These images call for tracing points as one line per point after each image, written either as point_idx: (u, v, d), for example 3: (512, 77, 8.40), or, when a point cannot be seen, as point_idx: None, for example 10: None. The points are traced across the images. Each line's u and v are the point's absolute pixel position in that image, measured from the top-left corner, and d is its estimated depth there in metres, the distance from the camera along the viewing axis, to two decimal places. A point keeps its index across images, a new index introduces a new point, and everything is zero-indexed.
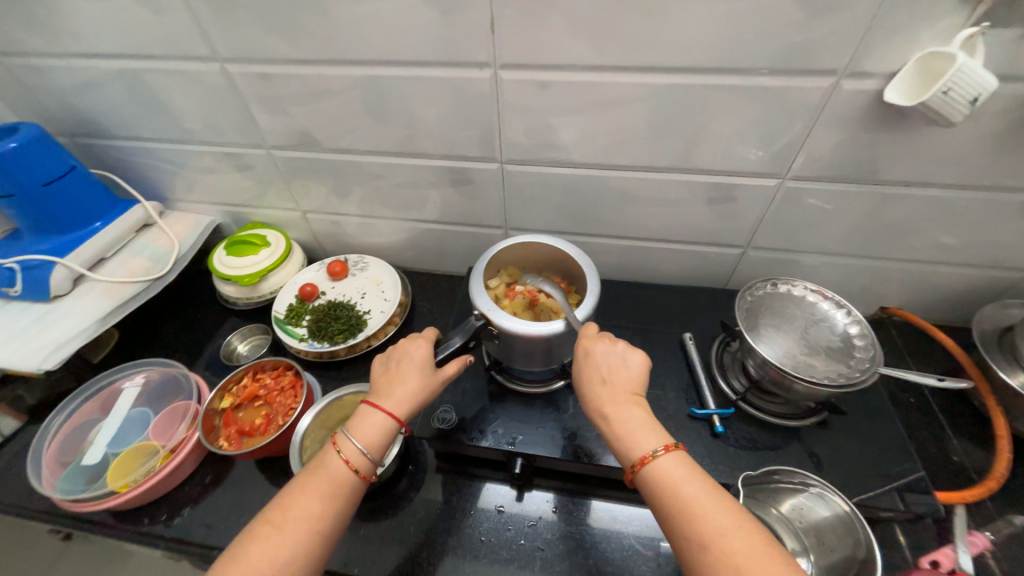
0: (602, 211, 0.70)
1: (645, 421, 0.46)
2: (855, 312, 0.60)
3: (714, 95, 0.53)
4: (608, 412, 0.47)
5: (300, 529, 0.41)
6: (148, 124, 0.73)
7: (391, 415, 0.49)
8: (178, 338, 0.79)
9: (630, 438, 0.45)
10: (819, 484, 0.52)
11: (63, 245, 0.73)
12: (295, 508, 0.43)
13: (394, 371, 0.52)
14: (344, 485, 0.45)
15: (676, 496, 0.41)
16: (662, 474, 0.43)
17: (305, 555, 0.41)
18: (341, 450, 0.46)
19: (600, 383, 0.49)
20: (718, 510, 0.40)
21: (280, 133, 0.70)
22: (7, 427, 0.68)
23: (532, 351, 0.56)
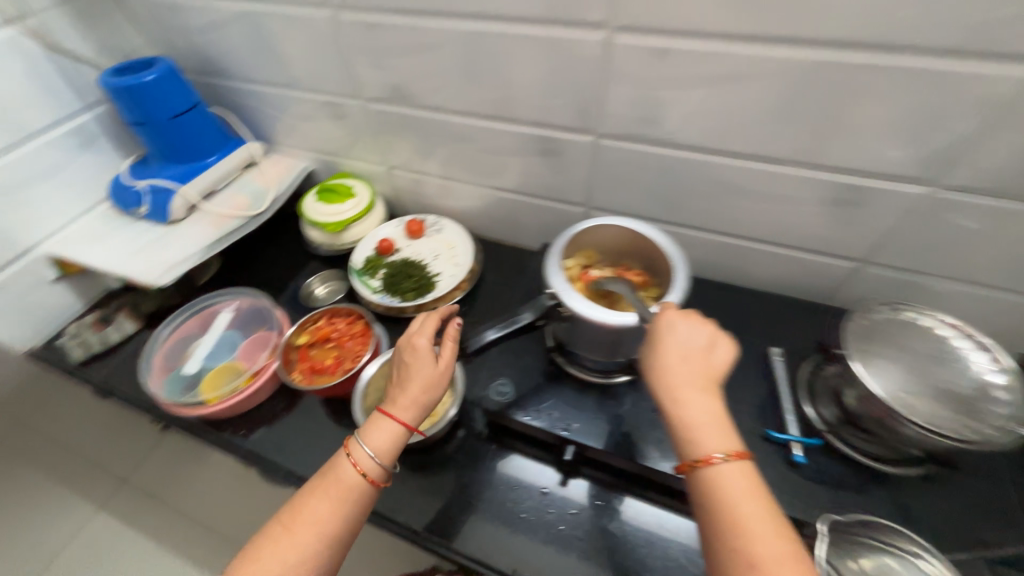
0: (700, 202, 0.64)
1: (716, 417, 0.41)
2: (999, 359, 0.50)
3: (868, 77, 0.45)
4: (683, 393, 0.42)
5: (307, 533, 0.45)
6: (261, 67, 0.77)
7: (399, 421, 0.51)
8: (268, 273, 0.86)
9: (697, 430, 0.40)
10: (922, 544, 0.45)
11: (182, 175, 0.80)
12: (308, 509, 0.47)
13: (401, 369, 0.55)
14: (353, 489, 0.48)
15: (731, 509, 0.38)
16: (720, 482, 0.39)
17: (316, 555, 0.45)
18: (349, 454, 0.49)
19: (681, 360, 0.43)
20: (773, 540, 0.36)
21: (378, 86, 0.70)
22: (127, 329, 0.78)
23: (601, 341, 0.53)
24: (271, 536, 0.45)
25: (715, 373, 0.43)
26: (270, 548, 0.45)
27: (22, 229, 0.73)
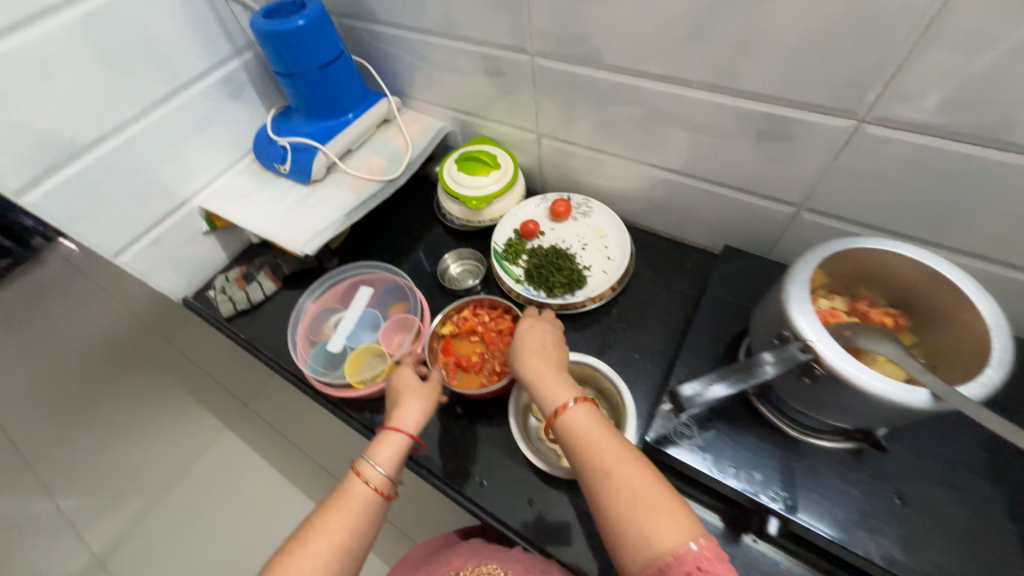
0: (993, 220, 0.46)
1: (646, 486, 0.40)
2: None
3: None
4: (539, 365, 0.50)
5: (319, 549, 0.42)
6: (415, 10, 0.67)
7: (408, 435, 0.51)
8: (399, 244, 0.81)
9: (554, 389, 0.48)
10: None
11: (323, 132, 0.75)
12: (320, 522, 0.44)
13: (396, 391, 0.55)
14: (366, 506, 0.46)
15: (583, 442, 0.44)
16: (574, 422, 0.45)
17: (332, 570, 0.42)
18: (361, 469, 0.48)
19: (604, 431, 0.44)
20: (635, 479, 0.40)
21: (553, 38, 0.58)
22: (268, 289, 0.77)
23: (854, 410, 0.40)
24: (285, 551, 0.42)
25: (557, 359, 0.52)
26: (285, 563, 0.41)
27: (180, 181, 0.73)
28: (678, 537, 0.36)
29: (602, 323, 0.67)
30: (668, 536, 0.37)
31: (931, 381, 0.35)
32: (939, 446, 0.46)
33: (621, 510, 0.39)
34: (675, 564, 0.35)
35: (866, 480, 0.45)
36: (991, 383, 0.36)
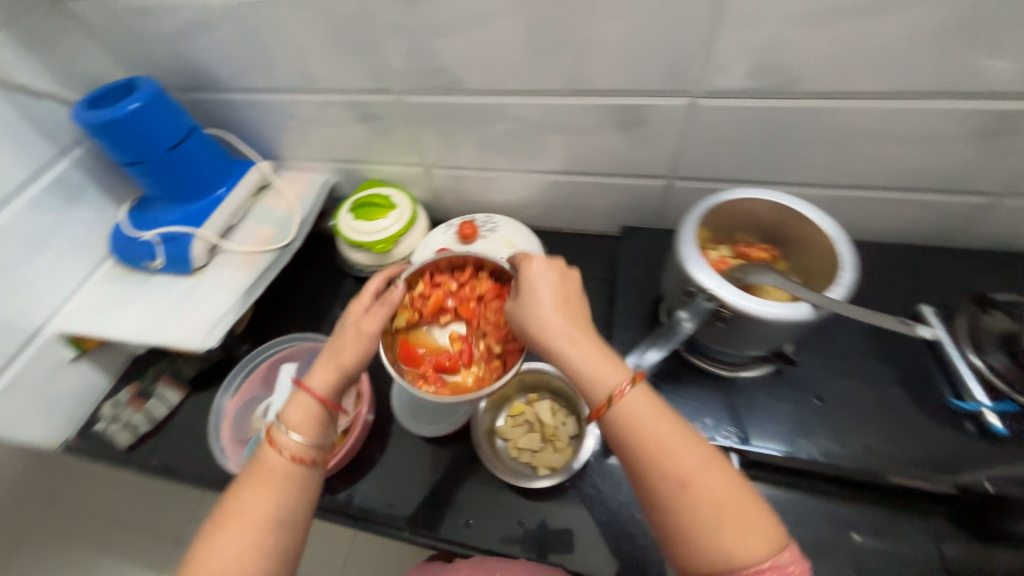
0: (807, 152, 0.56)
1: (723, 493, 0.37)
2: None
3: None
4: (564, 327, 0.43)
5: (240, 526, 0.41)
6: (265, 71, 0.65)
7: (318, 398, 0.46)
8: (313, 309, 0.76)
9: (603, 373, 0.41)
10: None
11: (193, 215, 0.69)
12: (237, 505, 0.42)
13: (332, 341, 0.49)
14: (285, 474, 0.44)
15: (649, 437, 0.39)
16: (633, 410, 0.39)
17: (258, 544, 0.41)
18: (270, 435, 0.45)
19: (671, 429, 0.39)
20: (717, 484, 0.37)
21: (414, 75, 0.60)
22: (173, 399, 0.69)
23: (761, 338, 0.46)
24: (210, 544, 0.40)
25: (569, 305, 0.45)
26: (212, 552, 0.40)
27: (23, 310, 0.62)
28: (763, 548, 0.36)
29: None
30: (755, 553, 0.35)
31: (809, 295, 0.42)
32: (829, 344, 0.55)
33: (706, 519, 0.36)
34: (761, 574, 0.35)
35: (791, 393, 0.52)
36: (850, 283, 0.43)
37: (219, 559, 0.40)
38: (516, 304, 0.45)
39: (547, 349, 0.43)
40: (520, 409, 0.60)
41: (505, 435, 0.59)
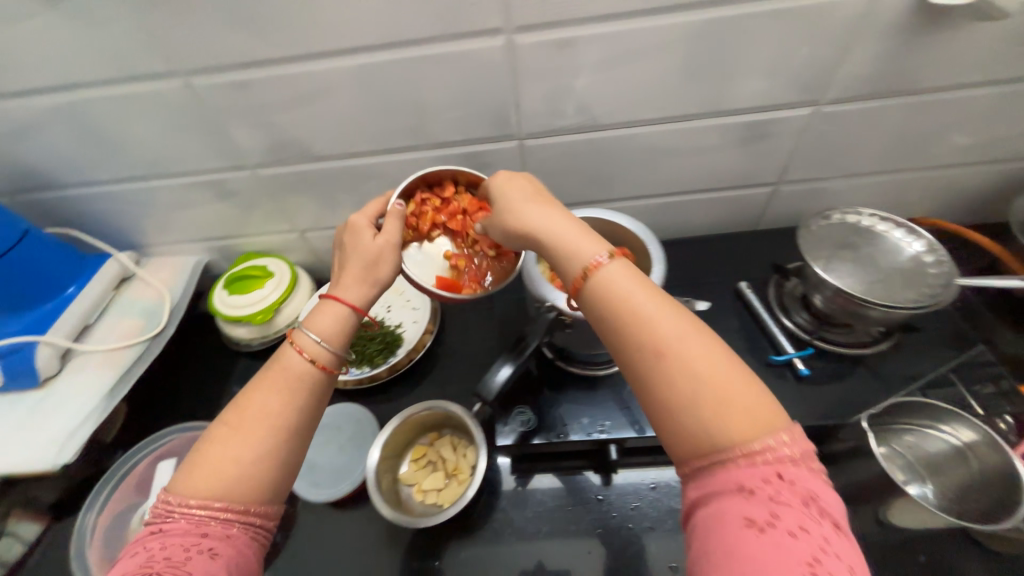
0: (626, 172, 0.66)
1: (716, 367, 0.31)
2: (925, 232, 0.54)
3: (749, 24, 0.50)
4: (527, 208, 0.41)
5: (242, 440, 0.38)
6: (107, 163, 0.64)
7: (342, 302, 0.44)
8: (198, 395, 0.72)
9: (581, 243, 0.37)
10: (960, 419, 0.50)
11: (39, 321, 0.64)
12: (244, 404, 0.39)
13: (358, 261, 0.46)
14: (303, 377, 0.41)
15: (624, 307, 0.34)
16: (608, 278, 0.35)
17: (269, 454, 0.38)
18: (297, 342, 0.42)
19: (659, 296, 0.34)
20: (709, 356, 0.32)
21: (265, 149, 0.62)
22: (31, 531, 0.61)
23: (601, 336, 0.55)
24: (215, 438, 0.38)
25: (539, 193, 0.43)
26: (212, 448, 0.38)
27: None
28: (757, 433, 0.30)
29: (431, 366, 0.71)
30: (744, 437, 0.30)
31: None
32: None
33: (686, 389, 0.31)
34: (754, 464, 0.29)
35: None
36: (661, 275, 0.51)
37: (218, 458, 0.37)
38: (495, 207, 0.44)
39: (520, 231, 0.41)
40: (422, 451, 0.61)
41: (409, 481, 0.59)
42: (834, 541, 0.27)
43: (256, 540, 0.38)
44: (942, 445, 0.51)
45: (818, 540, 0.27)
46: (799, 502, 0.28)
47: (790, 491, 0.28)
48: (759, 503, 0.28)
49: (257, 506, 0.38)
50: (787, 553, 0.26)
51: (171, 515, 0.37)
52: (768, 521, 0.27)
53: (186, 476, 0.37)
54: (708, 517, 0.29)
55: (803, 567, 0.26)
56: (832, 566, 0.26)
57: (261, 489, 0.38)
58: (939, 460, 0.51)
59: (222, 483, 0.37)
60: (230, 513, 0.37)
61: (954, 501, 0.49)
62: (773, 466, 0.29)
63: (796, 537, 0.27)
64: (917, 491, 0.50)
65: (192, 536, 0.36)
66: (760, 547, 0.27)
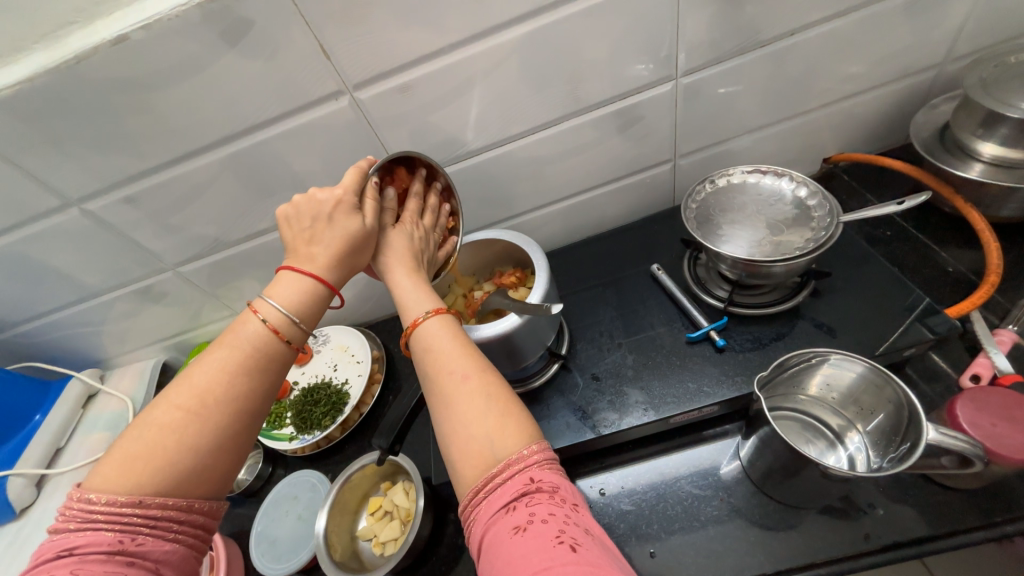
0: (520, 185, 0.68)
1: (491, 400, 0.37)
2: (798, 174, 0.57)
3: (573, 24, 0.52)
4: (402, 254, 0.45)
5: (197, 425, 0.34)
6: (44, 295, 0.69)
7: (318, 280, 0.40)
8: None
9: (417, 295, 0.43)
10: (840, 353, 0.47)
11: (11, 454, 0.69)
12: (206, 385, 0.35)
13: (342, 241, 0.41)
14: (271, 355, 0.38)
15: (432, 349, 0.40)
16: (425, 332, 0.41)
17: (230, 441, 0.35)
18: (265, 317, 0.38)
19: (459, 339, 0.40)
20: (484, 387, 0.37)
21: (178, 249, 0.66)
22: None
23: (503, 356, 0.54)
24: (167, 424, 0.34)
25: (417, 248, 0.46)
26: (163, 435, 0.33)
27: None
28: (514, 445, 0.35)
29: (382, 415, 0.72)
30: (506, 451, 0.35)
31: (510, 309, 0.50)
32: (600, 326, 0.63)
33: (465, 415, 0.36)
34: (511, 475, 0.34)
35: (575, 382, 0.58)
36: (545, 284, 0.53)
37: (167, 448, 0.33)
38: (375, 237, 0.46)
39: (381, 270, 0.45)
40: (377, 503, 0.61)
41: (366, 536, 0.59)
42: (579, 520, 0.32)
43: (193, 557, 0.35)
44: (852, 378, 0.47)
45: (564, 517, 0.31)
46: (548, 494, 0.33)
47: (541, 487, 0.33)
48: (519, 510, 0.32)
49: (204, 505, 0.35)
50: (540, 538, 0.30)
51: (89, 523, 0.31)
52: (526, 520, 0.31)
53: (126, 465, 0.33)
54: (489, 544, 0.32)
55: (552, 544, 0.29)
56: (578, 535, 0.30)
57: (210, 487, 0.35)
58: (858, 396, 0.48)
59: (170, 480, 0.33)
60: (169, 524, 0.33)
61: (880, 443, 0.46)
62: (531, 473, 0.34)
63: (547, 521, 0.31)
64: (853, 438, 0.48)
65: (118, 558, 0.31)
66: (521, 546, 0.30)
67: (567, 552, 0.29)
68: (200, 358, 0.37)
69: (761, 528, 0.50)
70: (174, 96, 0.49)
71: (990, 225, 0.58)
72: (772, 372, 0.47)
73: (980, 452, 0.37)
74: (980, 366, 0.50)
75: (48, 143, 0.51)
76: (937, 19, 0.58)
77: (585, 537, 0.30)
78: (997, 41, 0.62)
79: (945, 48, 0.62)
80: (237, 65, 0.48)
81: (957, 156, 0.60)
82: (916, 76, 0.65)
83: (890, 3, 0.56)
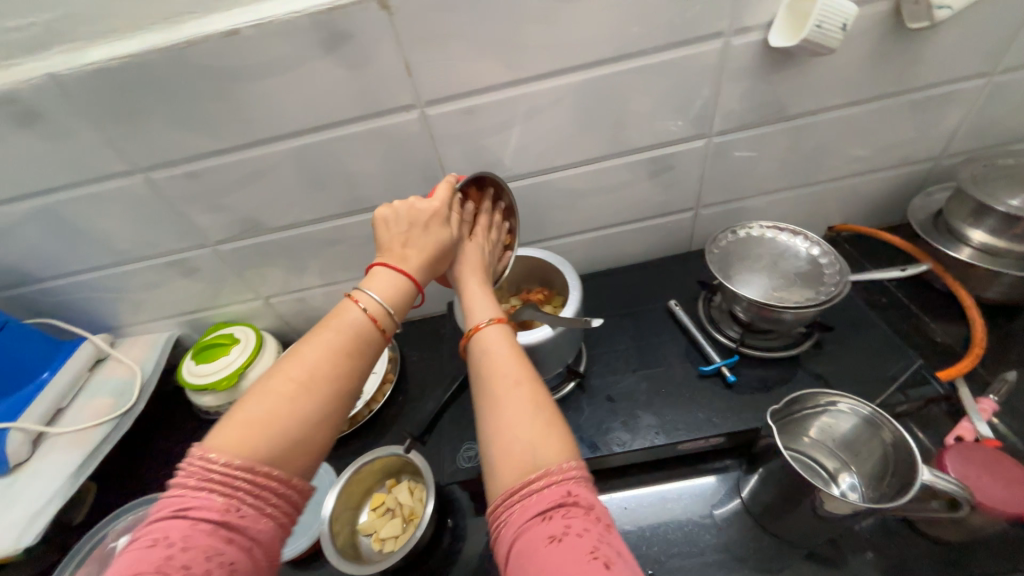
0: (553, 212, 0.73)
1: (540, 407, 0.40)
2: (811, 235, 0.63)
3: (627, 79, 0.58)
4: (470, 265, 0.49)
5: (306, 402, 0.36)
6: (79, 255, 0.70)
7: (410, 279, 0.43)
8: (168, 469, 0.75)
9: (487, 305, 0.46)
10: (844, 399, 0.51)
11: (12, 408, 0.68)
12: (317, 364, 0.37)
13: (432, 249, 0.45)
14: (365, 343, 0.40)
15: (494, 354, 0.43)
16: (492, 337, 0.44)
17: (327, 422, 0.37)
18: (365, 306, 0.40)
19: (517, 348, 0.44)
20: (535, 396, 0.40)
21: (221, 228, 0.69)
22: None
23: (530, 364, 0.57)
24: (285, 399, 0.36)
25: (485, 262, 0.51)
26: (281, 409, 0.35)
27: None
28: (556, 455, 0.37)
29: (390, 415, 0.73)
30: (548, 459, 0.37)
31: (545, 320, 0.54)
32: (614, 352, 0.67)
33: (513, 420, 0.39)
34: (550, 484, 0.36)
35: (590, 400, 0.61)
36: (577, 301, 0.57)
37: (283, 421, 0.35)
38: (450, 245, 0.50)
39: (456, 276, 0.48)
40: (380, 500, 0.62)
41: (367, 530, 0.60)
42: (610, 537, 0.34)
43: (280, 538, 0.36)
44: (852, 424, 0.51)
45: (598, 534, 0.34)
46: (583, 510, 0.35)
47: (578, 502, 0.35)
48: (555, 520, 0.34)
49: (299, 485, 0.36)
50: (576, 551, 0.32)
51: (202, 485, 0.33)
52: (561, 532, 0.33)
53: (244, 430, 0.34)
54: (520, 549, 0.34)
55: (587, 559, 0.32)
56: (611, 555, 0.33)
57: (304, 465, 0.36)
58: (854, 440, 0.51)
59: (277, 453, 0.35)
60: (268, 500, 0.34)
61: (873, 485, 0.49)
62: (567, 485, 0.36)
63: (582, 536, 0.33)
64: (847, 481, 0.52)
65: (222, 531, 0.32)
66: (557, 556, 0.32)
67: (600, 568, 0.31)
68: (309, 338, 0.39)
69: (754, 562, 0.52)
70: (261, 88, 0.54)
71: (976, 304, 0.65)
72: (784, 406, 0.51)
73: (970, 496, 0.40)
74: (964, 428, 0.53)
75: (131, 114, 0.55)
76: (937, 119, 0.67)
77: (617, 556, 0.33)
78: (987, 144, 0.71)
79: (941, 145, 0.70)
80: (325, 70, 0.53)
81: (948, 238, 0.66)
82: (915, 165, 0.73)
83: (899, 99, 0.64)
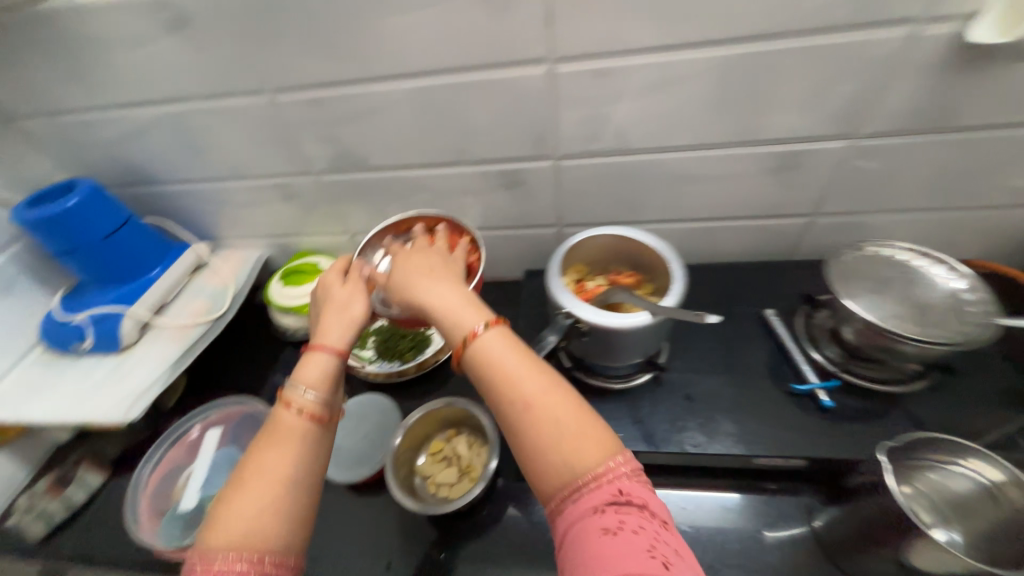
0: (656, 195, 0.69)
1: (570, 412, 0.38)
2: (958, 267, 0.57)
3: (782, 60, 0.52)
4: (405, 280, 0.46)
5: (253, 495, 0.38)
6: (196, 165, 0.74)
7: (321, 348, 0.45)
8: (246, 377, 0.81)
9: (449, 324, 0.43)
10: (981, 456, 0.48)
11: (126, 296, 0.74)
12: (259, 463, 0.39)
13: (331, 314, 0.48)
14: (298, 431, 0.41)
15: (497, 372, 0.40)
16: (480, 348, 0.40)
17: (278, 509, 0.38)
18: (290, 403, 0.42)
19: (513, 358, 0.40)
20: (558, 406, 0.38)
21: (327, 159, 0.70)
22: (94, 481, 0.71)
23: (617, 346, 0.55)
24: (235, 499, 0.38)
25: (428, 266, 0.48)
26: (236, 507, 0.37)
27: None
28: (597, 458, 0.36)
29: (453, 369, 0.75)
30: (589, 463, 0.36)
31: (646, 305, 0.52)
32: (696, 351, 0.64)
33: (538, 435, 0.37)
34: (599, 484, 0.35)
35: (665, 394, 0.59)
36: (680, 292, 0.54)
37: (245, 512, 0.37)
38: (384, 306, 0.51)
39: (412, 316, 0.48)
40: (438, 447, 0.64)
41: (423, 473, 0.62)
42: (665, 535, 0.34)
43: None
44: (971, 481, 0.49)
45: (654, 531, 0.33)
46: (637, 507, 0.35)
47: (630, 500, 0.35)
48: (608, 514, 0.34)
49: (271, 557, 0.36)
50: (632, 547, 0.32)
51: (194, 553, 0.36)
52: (616, 526, 0.33)
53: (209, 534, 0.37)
54: (573, 538, 0.34)
55: (646, 556, 0.32)
56: (669, 553, 0.33)
57: (275, 542, 0.37)
58: (965, 497, 0.49)
59: (240, 537, 0.36)
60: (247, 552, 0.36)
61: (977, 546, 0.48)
62: (615, 485, 0.36)
63: (638, 532, 0.33)
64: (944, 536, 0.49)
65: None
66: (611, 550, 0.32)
67: (660, 567, 0.31)
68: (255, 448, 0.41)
69: None
70: (397, 21, 0.53)
71: None
72: (903, 443, 0.48)
73: None
74: None
75: (271, 33, 0.56)
76: None
77: (676, 555, 0.33)
78: None
79: None
80: (465, 10, 0.51)
81: None
82: None
83: None
